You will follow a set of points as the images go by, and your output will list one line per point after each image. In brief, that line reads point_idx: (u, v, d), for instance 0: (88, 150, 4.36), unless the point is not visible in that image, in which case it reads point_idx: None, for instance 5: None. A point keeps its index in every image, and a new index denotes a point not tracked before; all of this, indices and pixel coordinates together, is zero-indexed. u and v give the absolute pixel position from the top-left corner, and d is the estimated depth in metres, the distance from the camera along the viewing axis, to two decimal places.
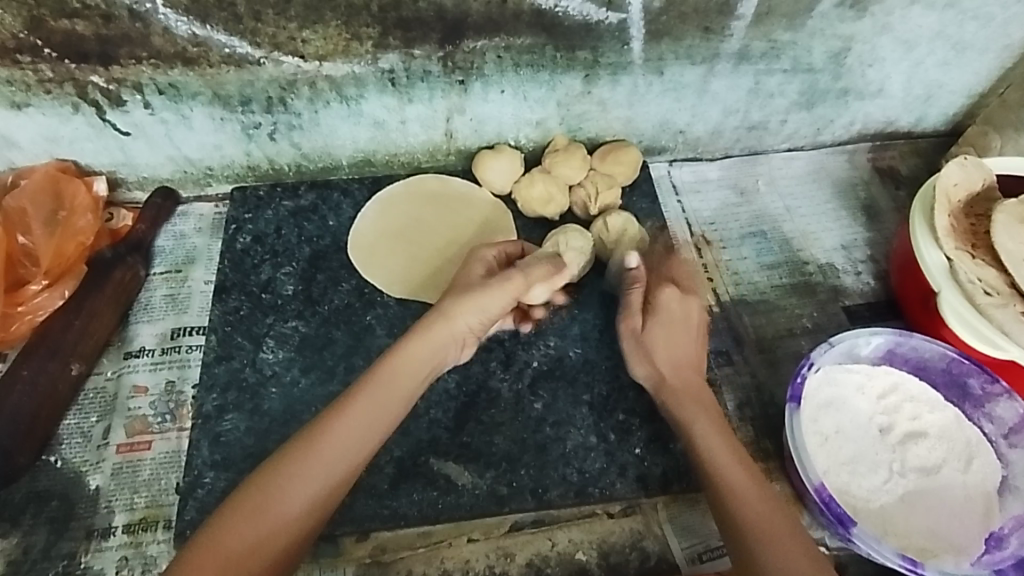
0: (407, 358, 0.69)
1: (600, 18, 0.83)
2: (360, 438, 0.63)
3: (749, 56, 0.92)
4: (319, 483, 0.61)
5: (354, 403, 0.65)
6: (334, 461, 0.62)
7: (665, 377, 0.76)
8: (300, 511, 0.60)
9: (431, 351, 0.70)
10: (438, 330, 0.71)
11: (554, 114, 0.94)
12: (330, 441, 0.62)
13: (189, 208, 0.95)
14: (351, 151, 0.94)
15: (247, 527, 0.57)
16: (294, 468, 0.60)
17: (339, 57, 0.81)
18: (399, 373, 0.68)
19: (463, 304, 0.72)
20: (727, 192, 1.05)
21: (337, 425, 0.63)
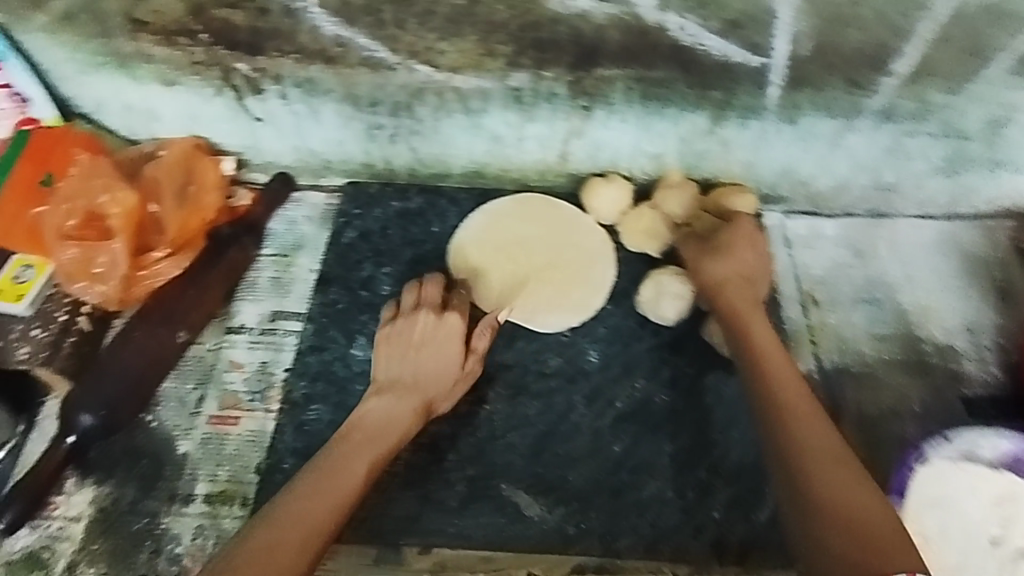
0: (389, 416, 0.71)
1: (740, 60, 0.80)
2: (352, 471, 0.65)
3: (894, 115, 0.86)
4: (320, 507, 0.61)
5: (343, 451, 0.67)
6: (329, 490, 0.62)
7: (726, 283, 0.81)
8: (302, 530, 0.59)
9: (408, 412, 0.72)
10: (413, 401, 0.73)
11: (673, 149, 0.91)
12: (322, 475, 0.64)
13: (304, 196, 0.97)
14: (464, 162, 0.94)
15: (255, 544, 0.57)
16: (295, 496, 0.61)
17: (471, 71, 0.82)
18: (379, 426, 0.70)
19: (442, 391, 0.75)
20: (844, 251, 0.98)
21: (324, 464, 0.65)
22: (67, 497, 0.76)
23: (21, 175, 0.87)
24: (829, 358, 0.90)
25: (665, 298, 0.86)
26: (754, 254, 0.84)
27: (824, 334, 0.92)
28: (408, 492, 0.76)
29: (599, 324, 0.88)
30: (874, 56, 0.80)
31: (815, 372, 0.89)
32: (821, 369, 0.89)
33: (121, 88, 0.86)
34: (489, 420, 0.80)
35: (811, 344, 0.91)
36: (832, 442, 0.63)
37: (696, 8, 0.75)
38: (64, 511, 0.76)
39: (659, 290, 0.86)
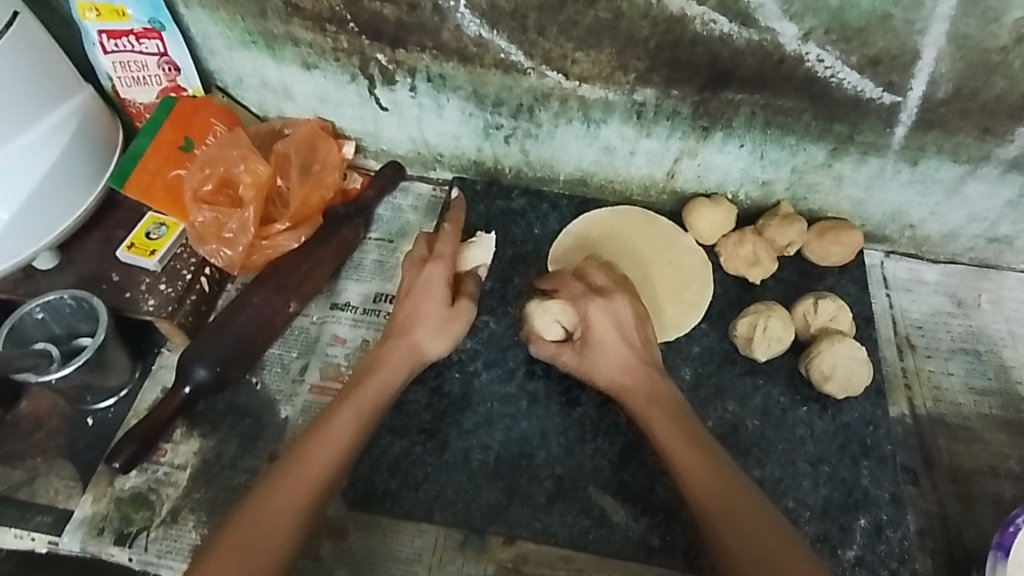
0: (380, 384, 0.75)
1: (873, 97, 0.80)
2: (341, 443, 0.69)
3: (1023, 167, 0.85)
4: (308, 495, 0.65)
5: (335, 422, 0.70)
6: (318, 472, 0.66)
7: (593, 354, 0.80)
8: (286, 513, 0.63)
9: (397, 370, 0.76)
10: (400, 350, 0.78)
11: (784, 178, 0.91)
12: (311, 456, 0.67)
13: (410, 185, 1.02)
14: (572, 169, 0.96)
15: (242, 543, 0.60)
16: (286, 479, 0.65)
17: (600, 82, 0.84)
18: (369, 391, 0.74)
19: (436, 337, 0.79)
20: (944, 299, 0.97)
21: (317, 443, 0.68)
22: (174, 446, 0.80)
23: (163, 138, 0.91)
24: (923, 405, 0.89)
25: (760, 338, 0.85)
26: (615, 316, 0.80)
27: (919, 380, 0.91)
28: (497, 482, 0.78)
29: (693, 343, 0.89)
30: (1013, 107, 0.79)
31: (908, 417, 0.88)
32: (914, 415, 0.88)
33: (262, 66, 0.91)
34: (580, 423, 0.82)
35: (905, 389, 0.90)
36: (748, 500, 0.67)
37: (838, 42, 0.76)
38: (171, 459, 0.80)
39: (756, 328, 0.85)
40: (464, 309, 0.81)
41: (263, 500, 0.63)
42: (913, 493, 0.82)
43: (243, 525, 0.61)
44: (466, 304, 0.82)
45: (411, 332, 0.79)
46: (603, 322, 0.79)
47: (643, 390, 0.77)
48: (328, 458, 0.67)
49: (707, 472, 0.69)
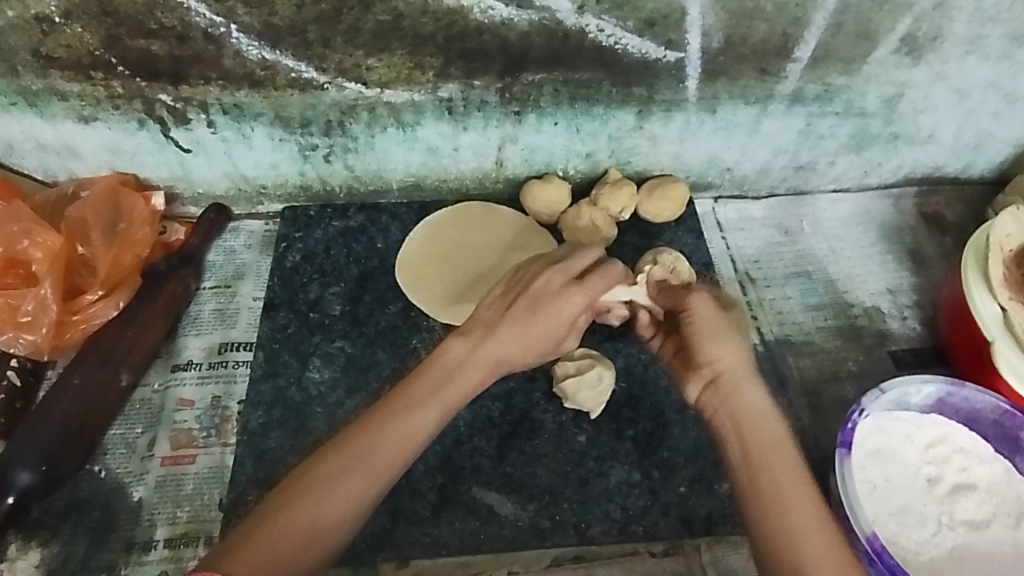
0: (454, 380, 0.71)
1: (658, 57, 0.84)
2: (409, 440, 0.66)
3: (803, 98, 0.92)
4: (363, 488, 0.62)
5: (407, 409, 0.67)
6: (382, 465, 0.64)
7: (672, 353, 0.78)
8: (333, 504, 0.61)
9: (449, 376, 0.71)
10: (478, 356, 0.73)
11: (604, 147, 0.94)
12: (380, 445, 0.65)
13: (240, 225, 0.96)
14: (402, 175, 0.95)
15: (288, 521, 0.59)
16: (333, 467, 0.63)
17: (401, 85, 0.83)
18: (447, 384, 0.70)
19: (510, 342, 0.74)
20: (772, 231, 1.05)
21: (390, 428, 0.66)
22: (10, 564, 0.71)
23: None
24: (770, 331, 0.95)
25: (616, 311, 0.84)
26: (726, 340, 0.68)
27: (763, 309, 0.97)
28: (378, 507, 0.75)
29: None
30: (779, 46, 0.86)
31: (759, 344, 0.94)
32: (763, 341, 0.94)
33: (33, 128, 0.83)
34: (453, 427, 0.81)
35: (752, 320, 0.96)
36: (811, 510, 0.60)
37: (612, 10, 0.79)
38: None
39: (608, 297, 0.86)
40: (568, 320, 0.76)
41: (321, 481, 0.62)
42: None
43: (294, 499, 0.61)
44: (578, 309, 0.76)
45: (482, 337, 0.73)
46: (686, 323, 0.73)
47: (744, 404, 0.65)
48: (393, 452, 0.65)
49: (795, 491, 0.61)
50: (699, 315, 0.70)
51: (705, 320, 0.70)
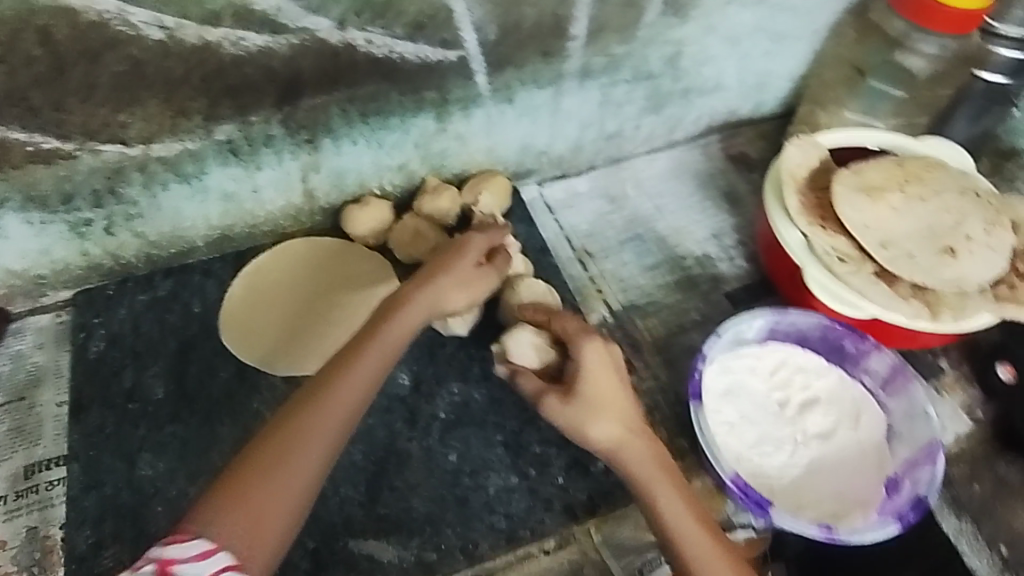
0: (396, 331, 0.72)
1: (438, 58, 0.82)
2: (364, 388, 0.67)
3: (592, 72, 0.94)
4: (332, 430, 0.63)
5: (358, 366, 0.67)
6: (330, 422, 0.63)
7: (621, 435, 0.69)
8: (315, 448, 0.62)
9: (417, 311, 0.74)
10: (427, 303, 0.75)
11: (414, 155, 0.92)
12: (338, 396, 0.65)
13: (25, 324, 0.84)
14: (205, 230, 0.87)
15: (265, 470, 0.60)
16: (310, 419, 0.63)
17: (167, 136, 0.75)
18: (388, 337, 0.71)
19: (453, 288, 0.78)
20: (599, 201, 1.07)
21: (344, 381, 0.66)
22: None
23: None
24: (616, 300, 0.98)
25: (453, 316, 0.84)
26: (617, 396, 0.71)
27: (606, 281, 1.00)
28: None
29: None
30: (553, 26, 0.86)
31: (608, 316, 0.97)
32: (613, 312, 0.97)
33: None
34: None
35: (598, 294, 0.99)
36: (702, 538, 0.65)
37: (376, 19, 0.75)
38: None
39: None
40: (489, 276, 0.81)
41: (287, 438, 0.62)
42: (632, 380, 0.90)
43: (270, 451, 0.61)
44: (489, 270, 0.82)
45: (433, 280, 0.77)
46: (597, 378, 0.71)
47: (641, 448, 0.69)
48: (354, 400, 0.65)
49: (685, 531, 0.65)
50: (593, 377, 0.71)
51: (603, 389, 0.70)
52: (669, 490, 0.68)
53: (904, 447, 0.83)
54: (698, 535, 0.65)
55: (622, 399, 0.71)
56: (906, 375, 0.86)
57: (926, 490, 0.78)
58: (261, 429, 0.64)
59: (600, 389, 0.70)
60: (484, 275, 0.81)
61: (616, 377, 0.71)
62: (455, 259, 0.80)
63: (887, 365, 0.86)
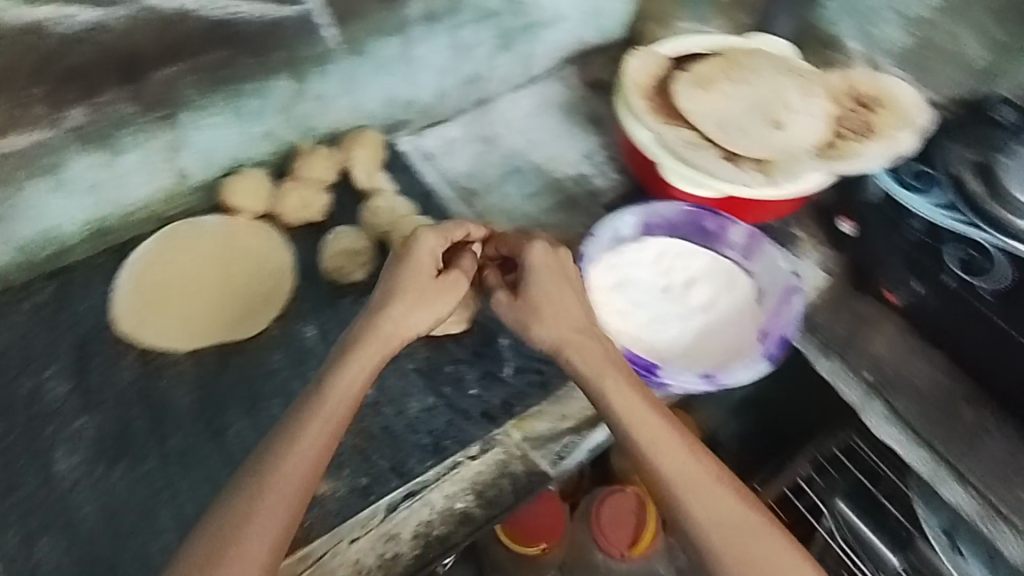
0: (346, 385, 0.69)
1: (279, 15, 0.83)
2: (311, 460, 0.65)
3: (439, 16, 0.98)
4: (281, 514, 0.62)
5: (300, 440, 0.65)
6: (277, 504, 0.62)
7: (563, 338, 0.77)
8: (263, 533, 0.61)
9: (369, 354, 0.72)
10: (383, 330, 0.73)
11: (279, 122, 0.94)
12: (282, 479, 0.63)
13: None
14: (77, 226, 0.86)
15: (204, 571, 0.59)
16: (257, 501, 0.62)
17: (12, 130, 0.74)
18: (331, 400, 0.68)
19: (412, 306, 0.75)
20: (474, 144, 1.12)
21: (289, 461, 0.64)
22: None
23: None
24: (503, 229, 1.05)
25: (348, 264, 0.90)
26: (568, 300, 0.79)
27: (492, 214, 1.06)
28: None
29: (302, 303, 0.89)
30: None
31: None
32: None
33: None
34: (241, 442, 0.79)
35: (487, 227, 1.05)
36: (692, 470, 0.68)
37: None
38: None
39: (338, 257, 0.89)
40: (453, 282, 0.78)
41: (230, 534, 0.60)
42: None
43: (206, 552, 0.60)
44: (454, 275, 0.78)
45: (388, 304, 0.75)
46: (543, 290, 0.78)
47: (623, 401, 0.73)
48: (297, 476, 0.63)
49: (676, 470, 0.68)
50: (542, 284, 0.79)
51: (551, 299, 0.78)
52: (651, 436, 0.70)
53: (771, 300, 0.93)
54: (684, 472, 0.68)
55: (569, 305, 0.79)
56: (759, 239, 0.97)
57: (789, 329, 0.90)
58: (207, 515, 0.63)
59: (553, 295, 0.78)
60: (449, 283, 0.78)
61: (562, 280, 0.79)
62: (409, 269, 0.76)
63: (745, 233, 0.97)
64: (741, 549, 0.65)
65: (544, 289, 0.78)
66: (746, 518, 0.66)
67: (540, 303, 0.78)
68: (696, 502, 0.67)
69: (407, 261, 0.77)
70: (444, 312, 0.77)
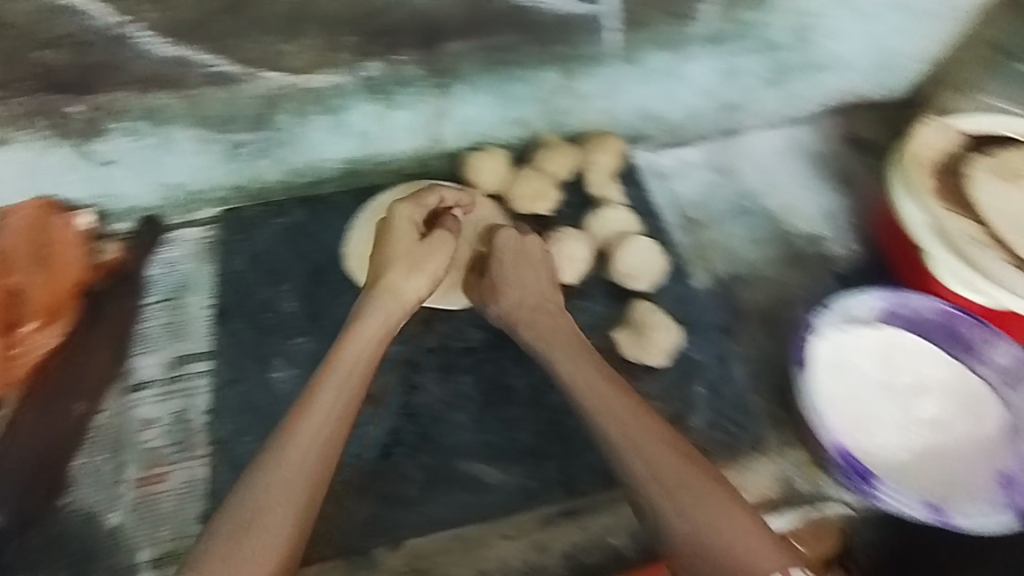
0: (349, 356, 0.74)
1: (576, 12, 0.84)
2: (330, 425, 0.68)
3: (723, 40, 0.94)
4: (303, 478, 0.64)
5: (314, 408, 0.69)
6: (301, 466, 0.65)
7: (533, 313, 0.81)
8: (285, 490, 0.63)
9: (382, 318, 0.77)
10: (387, 305, 0.78)
11: (536, 110, 0.94)
12: (299, 449, 0.66)
13: (179, 235, 0.91)
14: (340, 163, 0.93)
15: (233, 541, 0.60)
16: (276, 465, 0.65)
17: (322, 69, 0.81)
18: (341, 369, 0.73)
19: (407, 273, 0.79)
20: (709, 173, 1.06)
21: (302, 428, 0.67)
22: None
23: None
24: (720, 269, 0.97)
25: (566, 266, 0.88)
26: (522, 278, 0.82)
27: (712, 251, 1.00)
28: (365, 495, 0.75)
29: None
30: None
31: (711, 283, 0.96)
32: (716, 280, 0.96)
33: None
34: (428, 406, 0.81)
35: (704, 262, 0.98)
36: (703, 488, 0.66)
37: None
38: None
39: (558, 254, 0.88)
40: (442, 240, 0.82)
41: (254, 503, 0.63)
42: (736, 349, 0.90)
43: (236, 522, 0.61)
44: (443, 234, 0.82)
45: (392, 265, 0.80)
46: (496, 269, 0.83)
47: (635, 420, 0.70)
48: (314, 442, 0.67)
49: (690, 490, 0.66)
50: (500, 262, 0.83)
51: (510, 277, 0.82)
52: (659, 461, 0.67)
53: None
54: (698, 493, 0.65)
55: (527, 285, 0.82)
56: None
57: None
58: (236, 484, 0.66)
59: (531, 278, 0.82)
60: (438, 241, 0.82)
61: (533, 265, 0.83)
62: (399, 236, 0.82)
63: (1013, 358, 0.84)
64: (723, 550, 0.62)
65: (495, 271, 0.83)
66: (734, 516, 0.64)
67: (502, 283, 0.82)
68: (676, 499, 0.65)
69: (388, 228, 0.83)
70: (437, 276, 0.81)
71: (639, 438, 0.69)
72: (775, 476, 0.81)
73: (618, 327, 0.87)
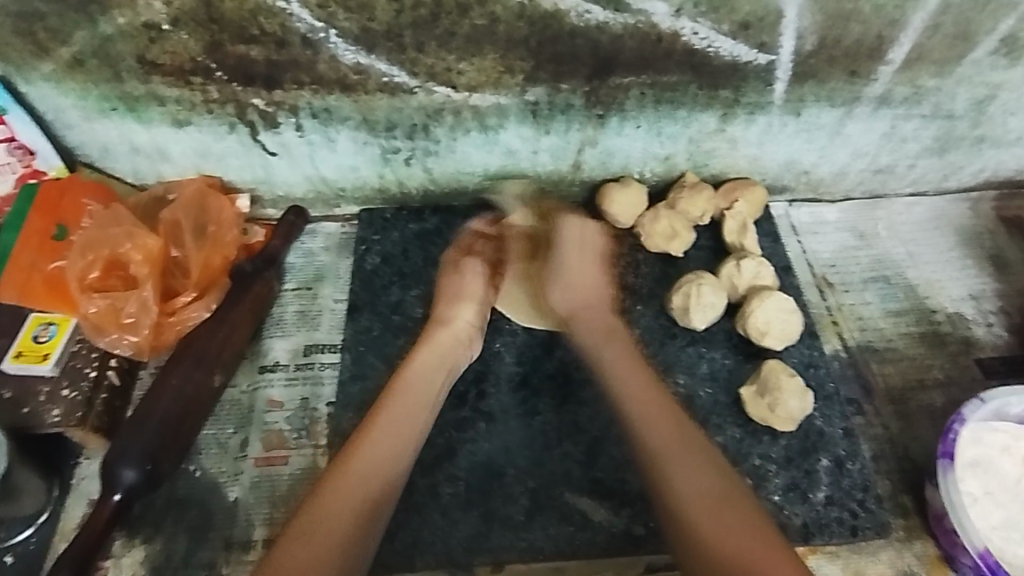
0: (415, 386, 0.73)
1: (749, 59, 0.84)
2: (393, 446, 0.67)
3: (890, 101, 0.91)
4: (364, 489, 0.62)
5: (378, 427, 0.68)
6: (366, 479, 0.63)
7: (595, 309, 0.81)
8: (345, 499, 0.61)
9: (437, 355, 0.78)
10: (436, 331, 0.80)
11: (683, 149, 0.93)
12: (359, 459, 0.65)
13: (317, 227, 0.97)
14: (479, 178, 0.94)
15: (298, 541, 0.58)
16: (336, 479, 0.63)
17: (489, 88, 0.83)
18: (405, 394, 0.72)
19: (460, 305, 0.83)
20: (847, 235, 1.02)
21: (364, 441, 0.66)
22: (116, 560, 0.75)
23: (31, 228, 0.84)
24: (851, 336, 0.94)
25: (695, 308, 0.87)
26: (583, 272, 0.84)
27: (844, 315, 0.95)
28: (472, 511, 0.76)
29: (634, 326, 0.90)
30: (872, 48, 0.85)
31: (840, 350, 0.92)
32: (845, 347, 0.93)
33: (128, 131, 0.86)
34: (543, 432, 0.81)
35: (832, 325, 0.95)
36: (710, 474, 0.62)
37: (708, 13, 0.79)
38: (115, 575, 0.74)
39: (690, 297, 0.87)
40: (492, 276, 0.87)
41: (315, 508, 0.60)
42: (861, 423, 0.86)
43: (299, 524, 0.59)
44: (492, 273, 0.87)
45: (443, 303, 0.84)
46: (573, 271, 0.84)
47: (651, 402, 0.69)
48: (377, 457, 0.65)
49: (701, 477, 0.62)
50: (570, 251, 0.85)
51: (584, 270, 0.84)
52: (669, 445, 0.64)
53: None
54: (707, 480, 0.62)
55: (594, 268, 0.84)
56: None
57: None
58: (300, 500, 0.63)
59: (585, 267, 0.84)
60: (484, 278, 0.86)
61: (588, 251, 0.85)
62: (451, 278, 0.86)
63: None
64: (730, 528, 0.58)
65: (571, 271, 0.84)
66: (743, 507, 0.60)
67: (576, 283, 0.83)
68: (685, 489, 0.61)
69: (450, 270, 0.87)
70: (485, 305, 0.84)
71: (652, 418, 0.67)
72: (896, 567, 0.76)
73: (746, 385, 0.85)
